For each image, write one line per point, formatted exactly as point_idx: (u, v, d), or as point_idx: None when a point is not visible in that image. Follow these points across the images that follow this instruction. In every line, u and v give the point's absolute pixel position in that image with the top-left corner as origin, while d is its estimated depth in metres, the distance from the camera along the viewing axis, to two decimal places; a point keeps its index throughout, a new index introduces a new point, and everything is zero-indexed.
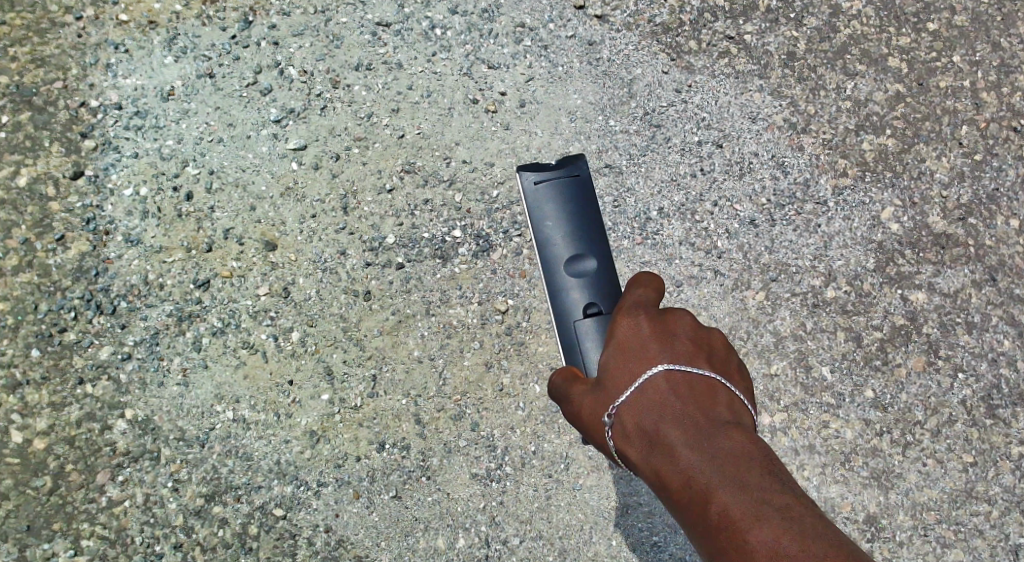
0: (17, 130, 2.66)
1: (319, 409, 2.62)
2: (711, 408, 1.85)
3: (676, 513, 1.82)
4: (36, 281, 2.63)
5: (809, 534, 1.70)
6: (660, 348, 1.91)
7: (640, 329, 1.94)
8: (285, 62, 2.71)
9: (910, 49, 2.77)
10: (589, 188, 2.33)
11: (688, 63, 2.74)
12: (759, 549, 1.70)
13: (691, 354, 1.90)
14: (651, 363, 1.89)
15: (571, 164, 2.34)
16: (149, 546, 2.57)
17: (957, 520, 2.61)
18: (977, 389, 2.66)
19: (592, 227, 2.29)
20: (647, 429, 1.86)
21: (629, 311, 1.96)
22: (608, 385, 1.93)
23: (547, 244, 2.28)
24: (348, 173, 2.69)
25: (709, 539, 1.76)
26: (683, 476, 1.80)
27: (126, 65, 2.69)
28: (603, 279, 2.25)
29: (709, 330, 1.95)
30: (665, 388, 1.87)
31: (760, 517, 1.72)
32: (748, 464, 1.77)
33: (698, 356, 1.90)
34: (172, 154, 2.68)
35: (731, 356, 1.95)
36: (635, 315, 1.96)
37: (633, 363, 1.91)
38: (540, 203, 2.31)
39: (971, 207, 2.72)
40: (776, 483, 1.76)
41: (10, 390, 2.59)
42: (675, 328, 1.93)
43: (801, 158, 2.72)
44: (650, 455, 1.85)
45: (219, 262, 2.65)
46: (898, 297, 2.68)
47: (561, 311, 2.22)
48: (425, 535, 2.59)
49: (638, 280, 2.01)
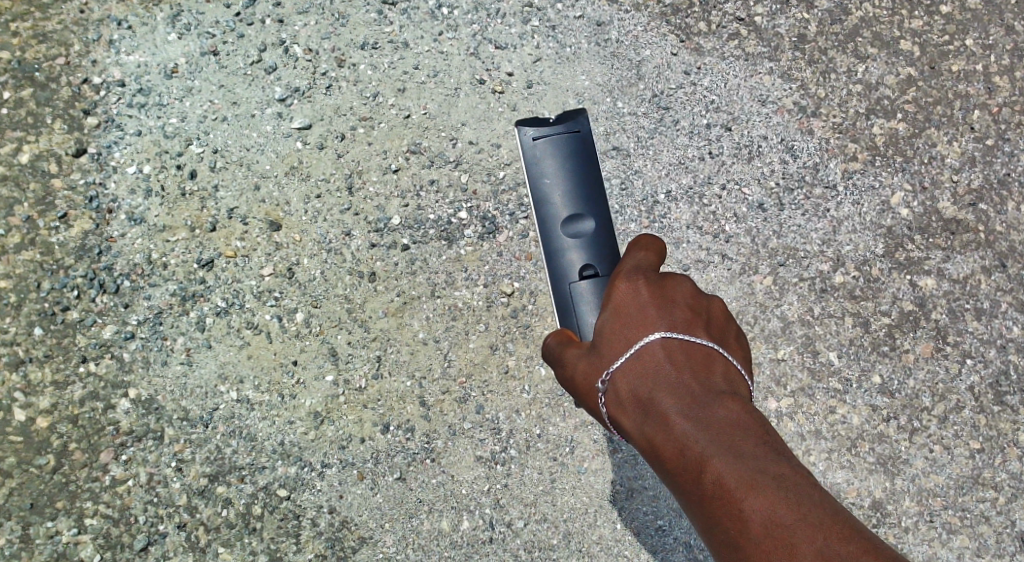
0: (20, 107, 2.64)
1: (324, 391, 2.61)
2: (707, 377, 1.86)
3: (668, 480, 1.82)
4: (38, 259, 2.61)
5: (804, 502, 1.71)
6: (657, 315, 1.91)
7: (638, 296, 1.94)
8: (289, 40, 2.68)
9: (923, 32, 2.73)
10: (589, 146, 2.35)
11: (697, 45, 2.70)
12: (752, 517, 1.72)
13: (688, 322, 1.91)
14: (648, 332, 1.90)
15: (571, 121, 2.35)
16: (152, 525, 2.56)
17: (963, 506, 2.60)
18: (985, 375, 2.65)
19: (591, 188, 2.32)
20: (642, 397, 1.87)
21: (628, 276, 1.96)
22: (604, 350, 1.94)
23: (545, 202, 2.30)
24: (353, 154, 2.66)
25: (702, 508, 1.77)
26: (676, 444, 1.80)
27: (129, 42, 2.66)
28: (600, 241, 2.29)
29: (707, 299, 1.95)
30: (661, 356, 1.87)
31: (755, 486, 1.73)
32: (743, 433, 1.78)
33: (695, 324, 1.91)
34: (176, 132, 2.65)
35: (728, 325, 1.95)
36: (634, 280, 1.95)
37: (630, 330, 1.92)
38: (539, 161, 2.33)
39: (982, 191, 2.70)
40: (771, 451, 1.76)
41: (13, 368, 2.58)
42: (673, 295, 1.93)
43: (811, 142, 2.69)
44: (644, 423, 1.86)
45: (224, 241, 2.64)
46: (907, 283, 2.66)
47: (558, 271, 2.26)
48: (429, 517, 2.59)
49: (641, 243, 2.00)
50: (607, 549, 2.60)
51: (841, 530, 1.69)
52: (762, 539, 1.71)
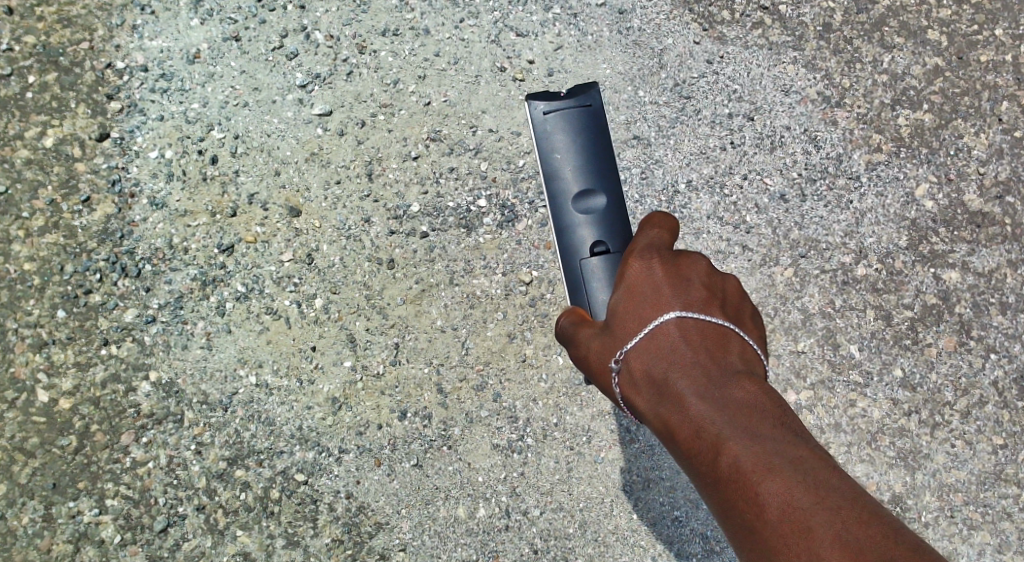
0: (44, 91, 2.65)
1: (342, 376, 2.62)
2: (723, 357, 1.84)
3: (684, 463, 1.80)
4: (62, 243, 2.63)
5: (823, 486, 1.68)
6: (672, 294, 1.90)
7: (652, 274, 1.93)
8: (310, 26, 2.68)
9: (951, 22, 2.69)
10: (601, 120, 2.34)
11: (720, 34, 2.68)
12: (769, 502, 1.68)
13: (703, 301, 1.89)
14: (662, 311, 1.89)
15: (583, 95, 2.34)
16: (172, 507, 2.58)
17: (985, 502, 2.58)
18: (1009, 370, 2.61)
19: (600, 162, 2.32)
20: (657, 378, 1.86)
21: (642, 254, 1.94)
22: (617, 329, 1.93)
23: (556, 177, 2.30)
24: (372, 141, 2.66)
25: (718, 492, 1.75)
26: (693, 425, 1.79)
27: (152, 27, 2.67)
28: (612, 217, 2.28)
29: (723, 278, 1.94)
30: (676, 334, 1.86)
31: (773, 469, 1.70)
32: (759, 414, 1.76)
33: (711, 303, 1.89)
34: (198, 118, 2.66)
35: (744, 304, 1.94)
36: (648, 258, 1.94)
37: (644, 309, 1.91)
38: (549, 135, 2.32)
39: (1009, 183, 2.66)
40: (788, 433, 1.74)
41: (36, 349, 2.61)
42: (688, 273, 1.92)
43: (835, 132, 2.66)
44: (660, 404, 1.84)
45: (244, 227, 2.65)
46: (930, 276, 2.63)
47: (568, 247, 2.26)
48: (445, 504, 2.59)
49: (653, 220, 1.97)
50: (623, 539, 2.60)
51: (858, 514, 1.65)
52: (780, 526, 1.67)
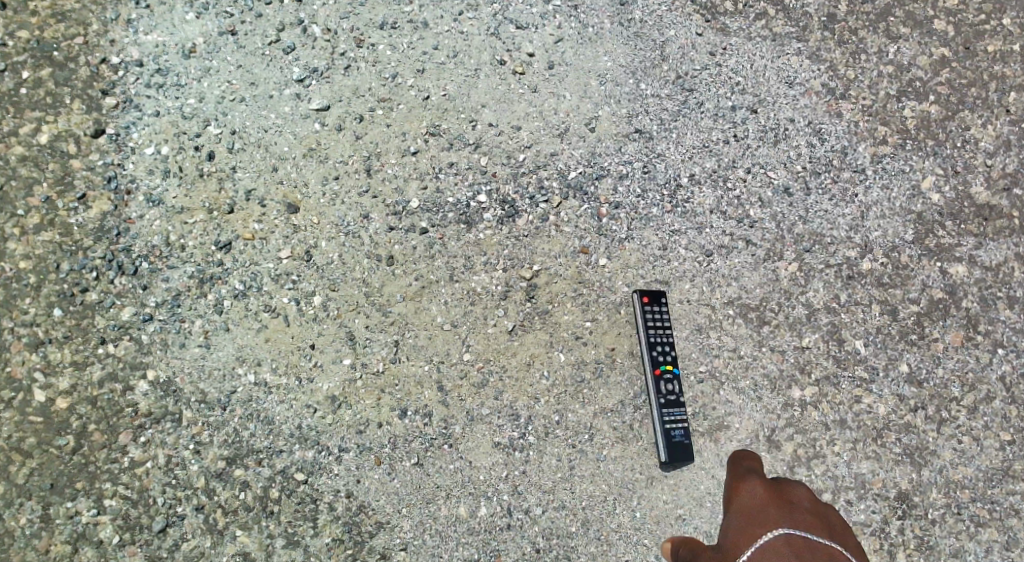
0: (38, 86, 2.61)
1: (341, 374, 2.59)
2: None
3: None
4: (58, 240, 2.59)
5: None
6: (781, 517, 2.04)
7: (755, 496, 2.13)
8: (307, 20, 2.65)
9: (957, 12, 2.67)
10: None
11: (723, 25, 2.65)
12: None
13: (809, 523, 2.02)
14: (772, 529, 2.02)
15: None
16: (171, 507, 2.55)
17: (992, 499, 2.55)
18: (1016, 365, 2.59)
19: None
20: None
21: (747, 483, 2.16)
22: (733, 551, 2.04)
23: None
24: (371, 136, 2.63)
25: None
26: None
27: (147, 21, 2.64)
28: None
29: (825, 506, 2.09)
30: (785, 548, 1.96)
31: None
32: None
33: (816, 524, 2.02)
34: (194, 113, 2.63)
35: (850, 536, 2.04)
36: (753, 483, 2.16)
37: (755, 530, 2.04)
38: None
39: (1016, 176, 2.63)
40: None
41: (32, 349, 2.56)
42: (793, 499, 2.10)
43: (840, 124, 2.63)
44: None
45: (242, 223, 2.61)
46: (937, 270, 2.59)
47: None
48: (446, 503, 2.56)
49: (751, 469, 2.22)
50: (625, 538, 2.56)
51: None
52: None
